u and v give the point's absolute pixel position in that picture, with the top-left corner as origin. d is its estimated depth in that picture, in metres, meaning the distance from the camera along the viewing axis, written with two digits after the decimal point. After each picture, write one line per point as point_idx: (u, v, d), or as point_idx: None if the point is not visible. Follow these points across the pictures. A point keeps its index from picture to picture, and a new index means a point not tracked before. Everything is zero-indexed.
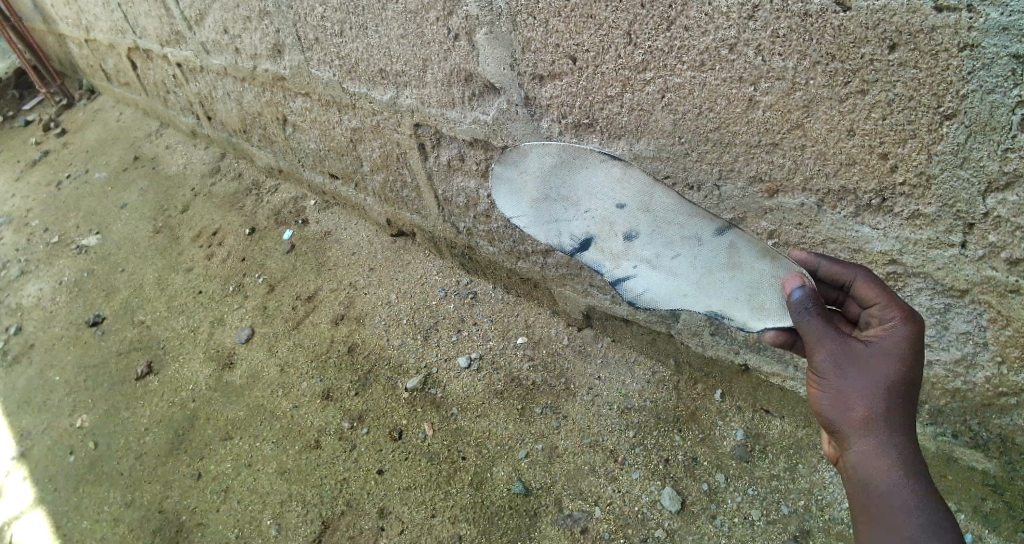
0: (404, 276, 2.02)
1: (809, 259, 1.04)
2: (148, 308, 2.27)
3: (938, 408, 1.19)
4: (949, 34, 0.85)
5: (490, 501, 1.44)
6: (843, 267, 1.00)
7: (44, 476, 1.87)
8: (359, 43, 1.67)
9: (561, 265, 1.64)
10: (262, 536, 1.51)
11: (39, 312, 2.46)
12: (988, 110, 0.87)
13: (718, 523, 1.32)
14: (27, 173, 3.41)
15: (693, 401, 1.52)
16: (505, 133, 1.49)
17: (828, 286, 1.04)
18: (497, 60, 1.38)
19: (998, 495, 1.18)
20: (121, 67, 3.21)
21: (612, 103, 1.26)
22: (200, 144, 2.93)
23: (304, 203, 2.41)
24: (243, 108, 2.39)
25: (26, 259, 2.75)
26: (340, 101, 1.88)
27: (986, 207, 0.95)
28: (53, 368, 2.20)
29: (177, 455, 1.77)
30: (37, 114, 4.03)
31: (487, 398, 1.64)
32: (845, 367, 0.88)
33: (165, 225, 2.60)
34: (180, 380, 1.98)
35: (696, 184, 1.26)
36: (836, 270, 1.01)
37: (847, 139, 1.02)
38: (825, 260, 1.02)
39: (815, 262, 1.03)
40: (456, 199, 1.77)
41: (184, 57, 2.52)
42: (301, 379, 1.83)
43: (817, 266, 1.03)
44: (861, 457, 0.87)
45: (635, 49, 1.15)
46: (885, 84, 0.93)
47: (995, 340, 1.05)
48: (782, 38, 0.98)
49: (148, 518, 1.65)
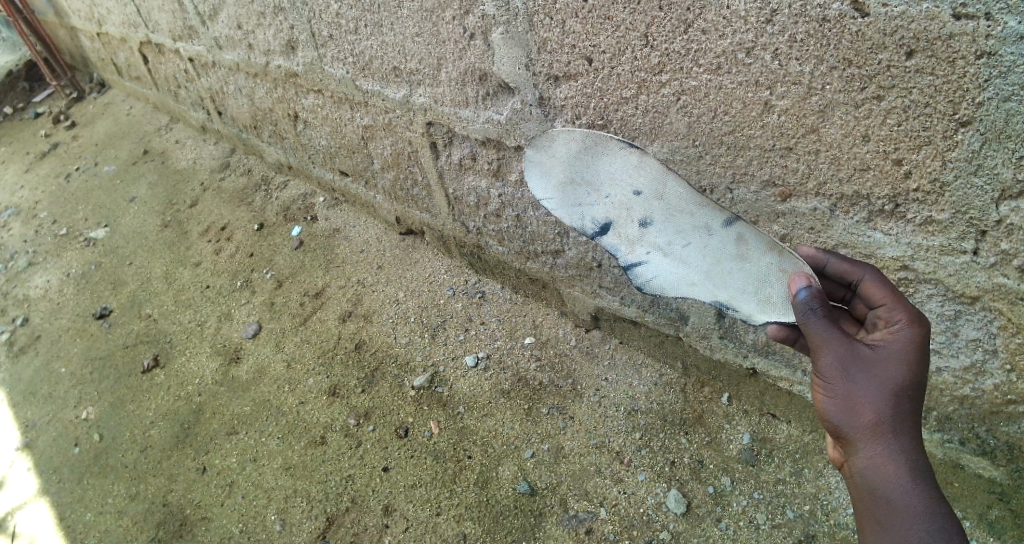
0: (412, 275, 2.02)
1: (818, 257, 1.04)
2: (155, 302, 2.28)
3: (946, 415, 1.19)
4: (966, 42, 0.85)
5: (495, 500, 1.44)
6: (852, 265, 1.00)
7: (49, 468, 1.88)
8: (374, 41, 1.67)
9: (571, 265, 1.64)
10: (266, 531, 1.51)
11: (46, 304, 2.46)
12: (1004, 118, 0.87)
13: (723, 526, 1.32)
14: (36, 165, 3.42)
15: (700, 404, 1.52)
16: (518, 133, 1.49)
17: (836, 283, 1.04)
18: (512, 60, 1.38)
19: (1004, 503, 1.17)
20: (132, 61, 3.22)
21: (627, 104, 1.26)
22: (210, 140, 2.94)
23: (313, 199, 2.42)
24: (254, 104, 2.40)
25: (34, 251, 2.76)
26: (353, 98, 1.88)
27: (999, 215, 0.95)
28: (59, 360, 2.21)
29: (182, 449, 1.78)
30: (47, 107, 4.04)
31: (493, 398, 1.64)
32: (851, 370, 0.87)
33: (173, 219, 2.61)
34: (186, 374, 1.98)
35: (708, 187, 1.26)
36: (845, 268, 1.01)
37: (862, 145, 1.02)
38: (834, 258, 1.03)
39: (824, 259, 1.04)
40: (466, 198, 1.77)
41: (197, 52, 2.53)
42: (307, 376, 1.83)
43: (827, 263, 1.04)
44: (867, 461, 0.86)
45: (652, 51, 1.16)
46: (901, 90, 0.93)
47: (1005, 348, 1.05)
48: (799, 42, 0.99)
49: (152, 511, 1.66)
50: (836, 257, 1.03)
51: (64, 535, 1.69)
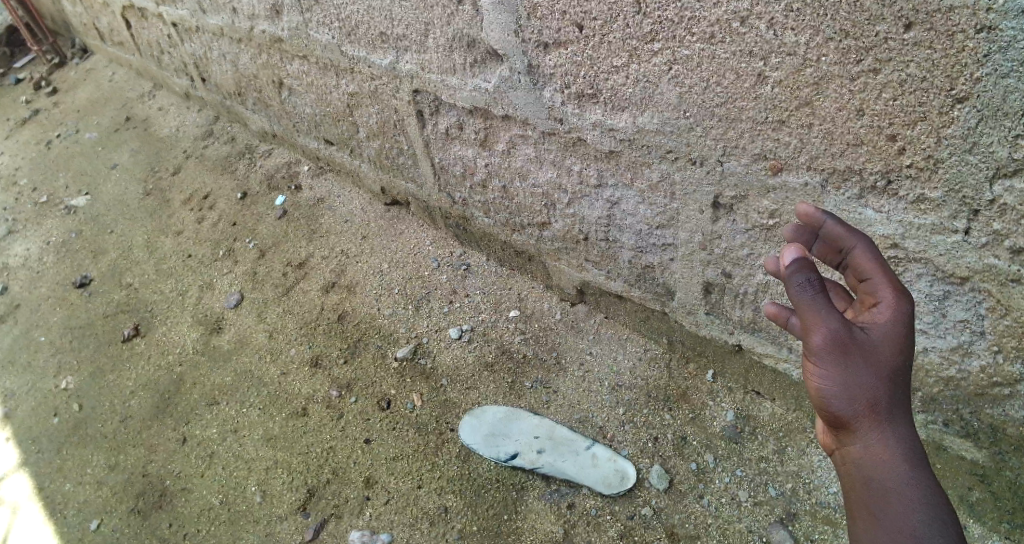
0: (396, 246, 1.99)
1: (815, 216, 0.91)
2: (137, 270, 2.24)
3: (931, 396, 1.19)
4: (967, 15, 0.82)
5: (477, 473, 1.43)
6: (846, 231, 0.89)
7: (27, 438, 1.84)
8: (359, 6, 1.63)
9: (558, 238, 1.63)
10: (246, 503, 1.50)
11: (25, 273, 2.41)
12: (1002, 95, 0.85)
13: (705, 502, 1.31)
14: (17, 131, 3.34)
15: (684, 381, 1.51)
16: (506, 102, 1.46)
17: (826, 246, 0.92)
18: (501, 26, 1.35)
19: (985, 485, 1.17)
20: (115, 26, 3.15)
21: (618, 74, 1.23)
22: (194, 107, 2.88)
23: (298, 168, 2.37)
24: (239, 70, 2.34)
25: (13, 218, 2.70)
26: (338, 65, 1.84)
27: (993, 195, 0.93)
28: (38, 328, 2.17)
29: (162, 419, 1.76)
30: (28, 73, 3.91)
31: (476, 370, 1.63)
32: (848, 353, 0.81)
33: (155, 187, 2.56)
34: (167, 343, 1.95)
35: (699, 159, 1.23)
36: (839, 234, 0.90)
37: (856, 119, 0.99)
38: (831, 219, 0.90)
39: (821, 219, 0.91)
40: (452, 168, 1.74)
41: (180, 16, 2.47)
42: (289, 345, 1.81)
43: (821, 225, 0.91)
44: (864, 448, 0.83)
45: (644, 18, 1.12)
46: (898, 64, 0.91)
47: (992, 329, 1.04)
48: (795, 12, 0.96)
49: (131, 482, 1.63)
50: (833, 217, 0.90)
51: (43, 504, 1.66)
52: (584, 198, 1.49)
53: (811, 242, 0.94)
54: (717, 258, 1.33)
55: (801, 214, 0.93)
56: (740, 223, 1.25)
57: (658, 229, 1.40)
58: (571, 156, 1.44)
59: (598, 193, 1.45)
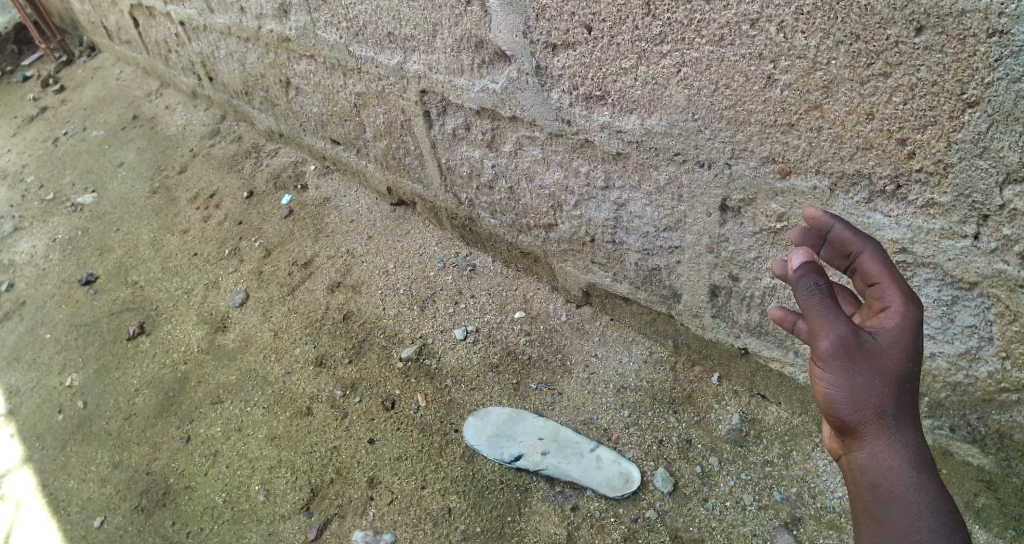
0: (401, 247, 1.99)
1: (822, 220, 0.90)
2: (142, 268, 2.24)
3: (938, 401, 1.18)
4: (978, 19, 0.82)
5: (481, 474, 1.43)
6: (854, 235, 0.88)
7: (32, 434, 1.85)
8: (367, 5, 1.63)
9: (564, 240, 1.63)
10: (249, 501, 1.50)
11: (31, 270, 2.42)
12: (1013, 99, 0.84)
13: (709, 506, 1.31)
14: (24, 129, 3.35)
15: (690, 384, 1.51)
16: (514, 103, 1.46)
17: (833, 250, 0.91)
18: (510, 27, 1.35)
19: (991, 492, 1.17)
20: (123, 25, 3.16)
21: (626, 75, 1.23)
22: (201, 105, 2.89)
23: (304, 167, 2.38)
24: (246, 70, 2.35)
25: (20, 216, 2.71)
26: (345, 65, 1.84)
27: (1003, 200, 0.92)
28: (43, 325, 2.18)
29: (166, 416, 1.76)
30: (35, 71, 3.93)
31: (481, 371, 1.63)
32: (855, 359, 0.80)
33: (161, 186, 2.57)
34: (171, 342, 1.96)
35: (707, 162, 1.22)
36: (846, 238, 0.89)
37: (865, 123, 0.99)
38: (838, 223, 0.89)
39: (828, 223, 0.89)
40: (459, 168, 1.74)
41: (188, 15, 2.48)
42: (294, 345, 1.81)
43: (828, 228, 0.90)
44: (869, 454, 0.82)
45: (653, 20, 1.12)
46: (909, 67, 0.90)
47: (1001, 335, 1.03)
48: (805, 15, 0.95)
49: (135, 480, 1.64)
50: (840, 221, 0.89)
51: (46, 502, 1.66)
52: (591, 200, 1.48)
53: (818, 245, 0.93)
54: (724, 261, 1.33)
55: (809, 218, 0.92)
56: (747, 226, 1.25)
57: (664, 231, 1.39)
58: (577, 158, 1.44)
59: (606, 195, 1.45)
